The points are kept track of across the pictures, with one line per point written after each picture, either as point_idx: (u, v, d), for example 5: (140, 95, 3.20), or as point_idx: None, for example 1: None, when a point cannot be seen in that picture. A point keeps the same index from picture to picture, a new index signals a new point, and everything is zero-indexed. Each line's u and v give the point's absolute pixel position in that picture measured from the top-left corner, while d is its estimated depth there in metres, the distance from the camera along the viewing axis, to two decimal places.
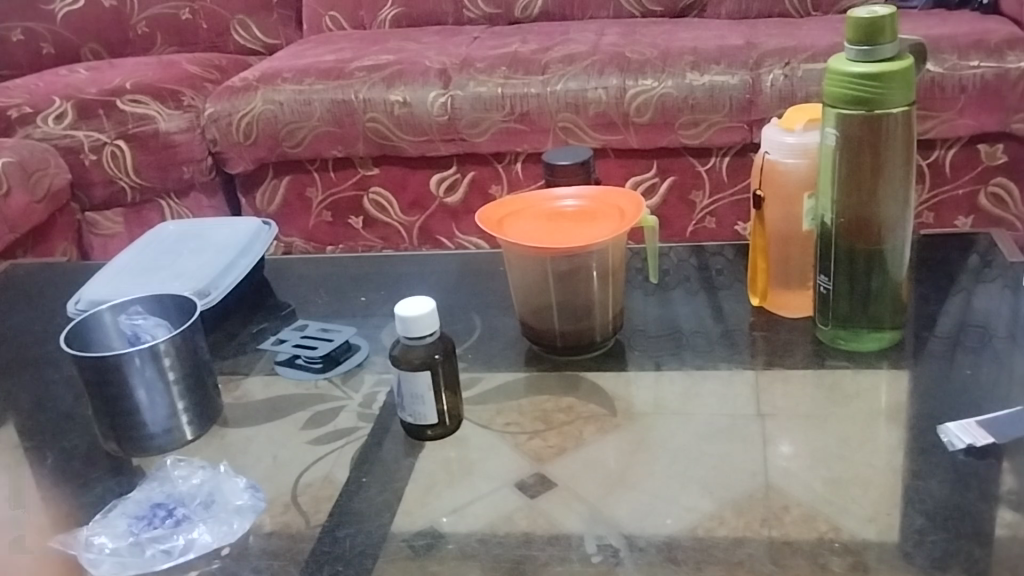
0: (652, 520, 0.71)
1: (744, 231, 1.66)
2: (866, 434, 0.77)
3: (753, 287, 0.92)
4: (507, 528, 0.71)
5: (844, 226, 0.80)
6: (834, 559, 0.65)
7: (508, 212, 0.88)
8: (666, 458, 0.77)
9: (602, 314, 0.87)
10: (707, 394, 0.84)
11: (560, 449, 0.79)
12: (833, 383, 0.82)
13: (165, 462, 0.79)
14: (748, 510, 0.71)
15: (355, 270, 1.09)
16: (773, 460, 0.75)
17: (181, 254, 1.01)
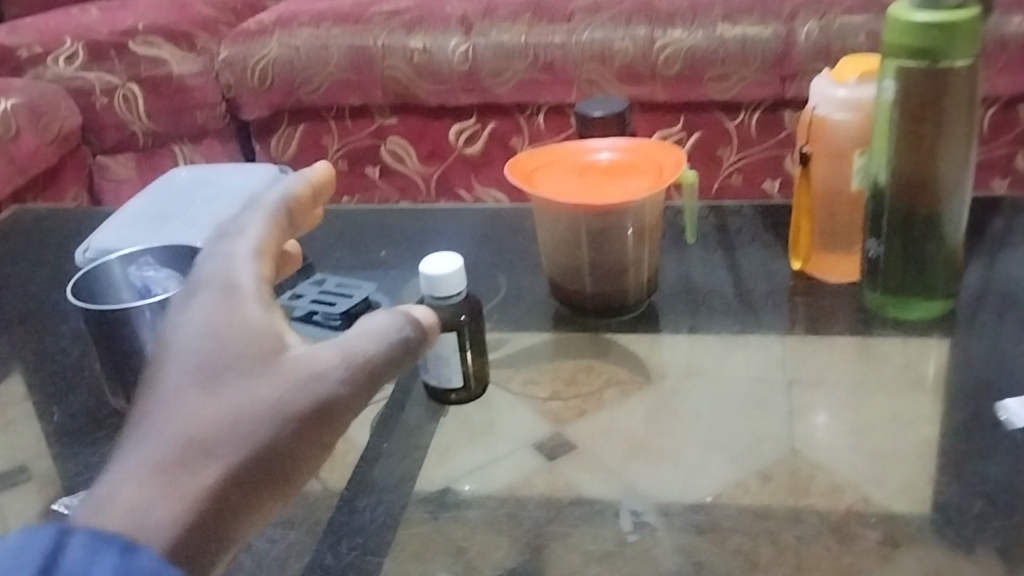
0: (678, 486, 0.69)
1: (771, 190, 1.59)
2: (895, 401, 0.74)
3: (794, 250, 0.87)
4: (526, 491, 0.69)
5: (898, 187, 0.75)
6: (867, 532, 0.64)
7: (538, 164, 0.84)
8: (690, 421, 0.75)
9: (636, 276, 0.83)
10: (735, 356, 0.81)
11: (580, 410, 0.77)
12: (869, 348, 0.79)
13: None
14: (774, 477, 0.69)
15: (373, 222, 1.05)
16: (803, 430, 0.73)
17: (194, 202, 0.95)
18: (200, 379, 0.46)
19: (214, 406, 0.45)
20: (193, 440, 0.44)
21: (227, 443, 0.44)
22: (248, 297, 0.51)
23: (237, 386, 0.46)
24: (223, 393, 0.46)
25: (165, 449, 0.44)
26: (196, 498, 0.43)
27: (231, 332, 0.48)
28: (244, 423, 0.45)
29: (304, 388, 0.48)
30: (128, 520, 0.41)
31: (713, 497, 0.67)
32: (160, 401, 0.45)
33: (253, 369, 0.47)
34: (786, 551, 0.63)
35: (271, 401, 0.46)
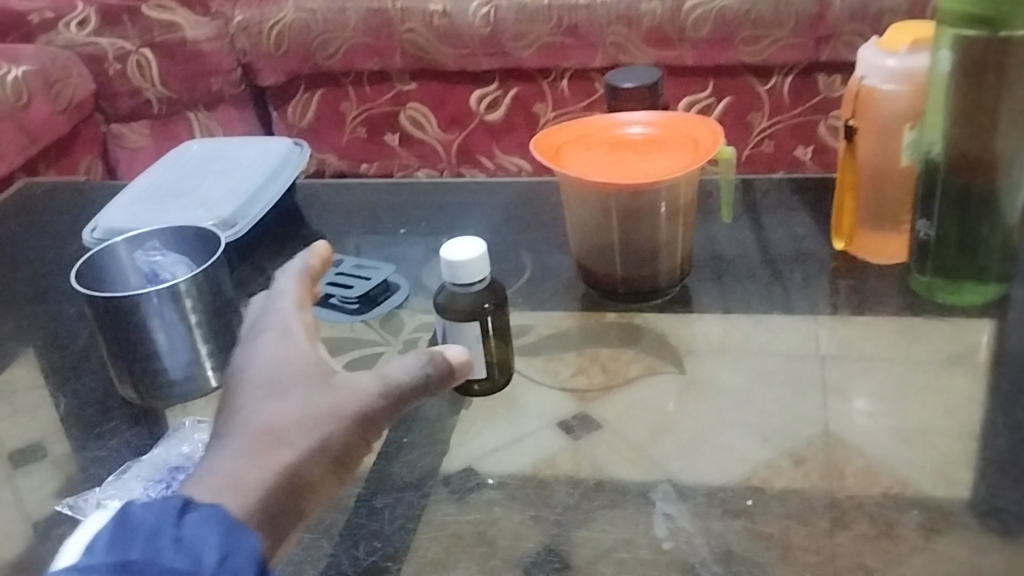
0: (706, 464, 0.66)
1: (804, 157, 1.53)
2: (929, 382, 0.71)
3: (837, 229, 0.83)
4: (550, 471, 0.67)
5: (954, 165, 0.70)
6: (914, 534, 0.60)
7: (566, 140, 0.79)
8: (719, 400, 0.72)
9: (669, 258, 0.79)
10: (764, 335, 0.78)
11: (605, 388, 0.74)
12: (911, 328, 0.76)
13: (183, 423, 0.70)
14: (808, 459, 0.66)
15: (390, 197, 1.01)
16: (843, 415, 0.70)
17: (205, 178, 0.92)
18: (268, 389, 0.53)
19: (284, 408, 0.52)
20: (267, 434, 0.50)
21: (294, 435, 0.50)
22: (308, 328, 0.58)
23: (301, 396, 0.53)
24: (286, 400, 0.52)
25: (244, 442, 0.50)
26: (274, 476, 0.49)
27: (292, 358, 0.55)
28: (305, 423, 0.51)
29: (355, 397, 0.53)
30: (212, 493, 0.47)
31: (752, 500, 0.63)
32: (240, 407, 0.52)
33: (313, 384, 0.53)
34: (836, 557, 0.58)
35: (327, 408, 0.52)
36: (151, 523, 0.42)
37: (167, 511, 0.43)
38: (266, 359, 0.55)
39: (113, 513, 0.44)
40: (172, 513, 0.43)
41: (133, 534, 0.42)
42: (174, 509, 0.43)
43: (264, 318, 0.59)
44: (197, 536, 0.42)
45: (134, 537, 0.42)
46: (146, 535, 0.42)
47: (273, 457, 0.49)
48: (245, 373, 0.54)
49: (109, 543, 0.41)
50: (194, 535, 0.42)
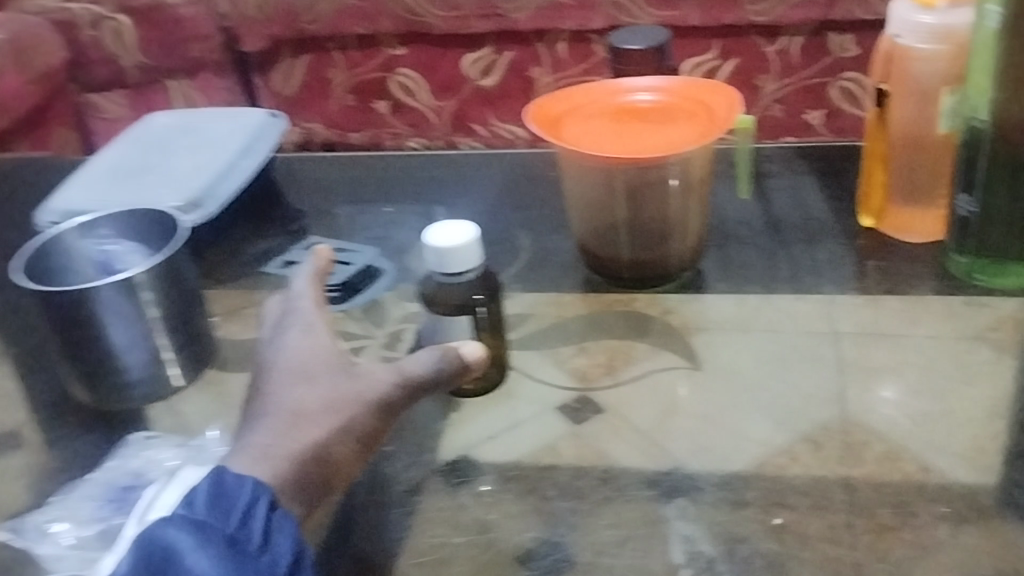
0: (715, 452, 0.61)
1: (816, 121, 1.29)
2: (961, 365, 0.65)
3: (867, 205, 0.77)
4: (551, 460, 0.62)
5: (1002, 130, 0.63)
6: (963, 558, 0.53)
7: (566, 109, 0.71)
8: (727, 384, 0.66)
9: (680, 240, 0.72)
10: (782, 320, 0.71)
11: (609, 368, 0.69)
12: (943, 310, 0.69)
13: (132, 438, 0.63)
14: (825, 445, 0.61)
15: (375, 171, 0.94)
16: (871, 406, 0.63)
17: (171, 153, 0.84)
18: (298, 375, 0.55)
19: (312, 390, 0.54)
20: (297, 412, 0.53)
21: (320, 415, 0.53)
22: (320, 335, 0.57)
23: (326, 382, 0.54)
24: (317, 382, 0.54)
25: (275, 419, 0.52)
26: (304, 450, 0.51)
27: (310, 353, 0.56)
28: (330, 405, 0.53)
29: (373, 386, 0.55)
30: (255, 461, 0.49)
31: (781, 519, 0.56)
32: (270, 397, 0.54)
33: (334, 374, 0.55)
34: None
35: (351, 392, 0.54)
36: (247, 500, 0.46)
37: (257, 494, 0.47)
38: (290, 354, 0.56)
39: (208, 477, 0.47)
40: (264, 498, 0.47)
41: (230, 506, 0.46)
42: (265, 496, 0.47)
43: (287, 316, 0.60)
44: (281, 528, 0.46)
45: (231, 509, 0.45)
46: (243, 513, 0.46)
47: (303, 429, 0.52)
48: (275, 359, 0.56)
49: (213, 504, 0.45)
50: (278, 525, 0.46)
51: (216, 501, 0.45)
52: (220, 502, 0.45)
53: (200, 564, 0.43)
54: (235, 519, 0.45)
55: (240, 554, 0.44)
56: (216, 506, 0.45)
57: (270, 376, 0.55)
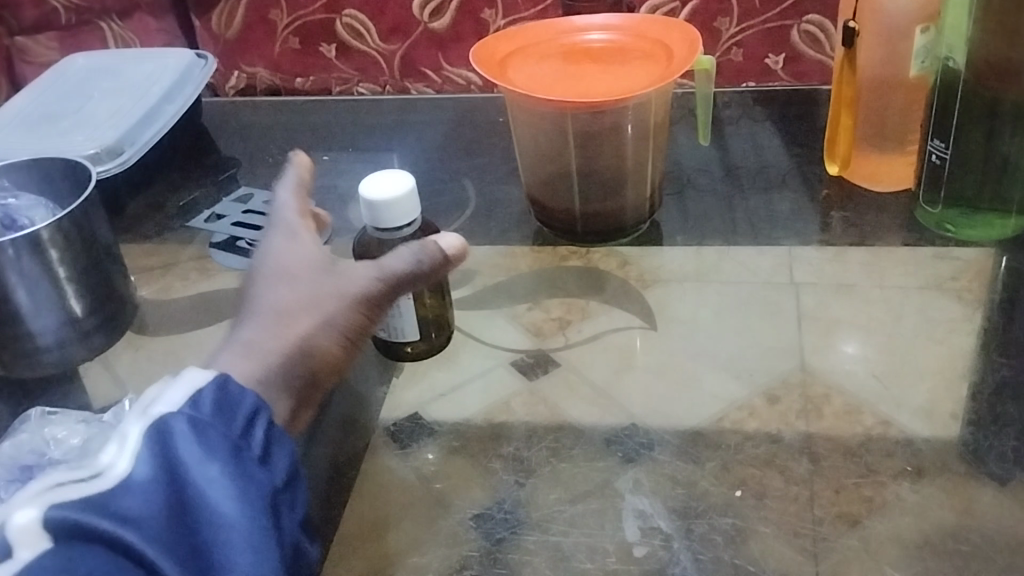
0: (672, 410, 0.58)
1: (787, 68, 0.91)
2: (932, 316, 0.62)
3: (832, 151, 0.72)
4: (499, 421, 0.58)
5: (980, 74, 0.59)
6: (929, 525, 0.50)
7: (513, 50, 0.66)
8: (687, 338, 0.63)
9: (636, 190, 0.68)
10: (743, 271, 0.67)
11: (563, 323, 0.65)
12: (910, 261, 0.66)
13: (30, 414, 0.57)
14: (784, 398, 0.57)
15: (314, 118, 0.89)
16: (834, 362, 0.60)
17: (88, 97, 0.78)
18: (280, 277, 0.51)
19: (293, 290, 0.50)
20: (280, 312, 0.49)
21: (303, 313, 0.49)
22: (301, 240, 0.54)
23: (307, 282, 0.51)
24: (297, 283, 0.51)
25: (256, 320, 0.49)
26: (286, 346, 0.48)
27: (291, 256, 0.52)
28: (311, 304, 0.49)
29: (353, 281, 0.50)
30: (234, 360, 0.46)
31: (742, 492, 0.52)
32: (254, 301, 0.51)
33: (315, 274, 0.51)
34: (851, 567, 0.48)
35: (332, 290, 0.50)
36: (248, 410, 0.42)
37: (260, 403, 0.43)
38: (273, 257, 0.53)
39: (209, 376, 0.43)
40: (266, 408, 0.43)
41: (234, 415, 0.42)
42: (267, 408, 0.43)
43: (271, 226, 0.56)
44: (281, 442, 0.43)
45: (233, 415, 0.42)
46: (247, 424, 0.42)
47: (287, 329, 0.48)
48: (260, 263, 0.53)
49: (217, 409, 0.41)
50: (280, 440, 0.43)
51: (221, 407, 0.42)
52: (224, 410, 0.42)
53: (211, 474, 0.39)
54: (239, 430, 0.41)
55: (245, 466, 0.40)
56: (221, 414, 0.41)
57: (254, 280, 0.52)
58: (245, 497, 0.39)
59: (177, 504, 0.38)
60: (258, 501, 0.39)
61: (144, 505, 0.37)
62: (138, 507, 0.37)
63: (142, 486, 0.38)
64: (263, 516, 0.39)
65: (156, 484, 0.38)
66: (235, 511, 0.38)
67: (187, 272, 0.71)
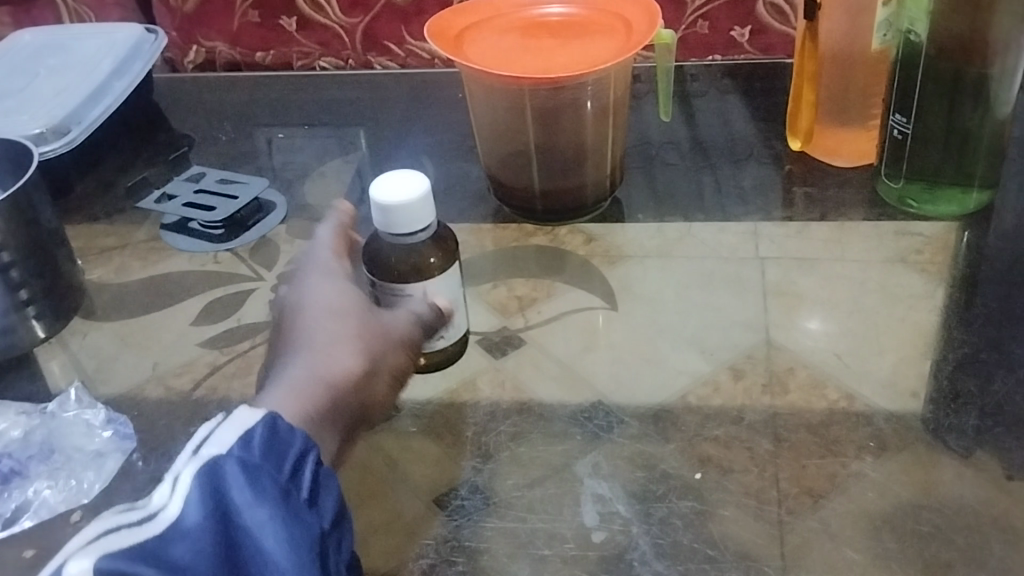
0: (635, 388, 0.57)
1: (755, 43, 0.88)
2: (898, 292, 0.61)
3: (794, 126, 0.71)
4: (458, 403, 0.57)
5: (940, 47, 0.58)
6: (887, 503, 0.49)
7: (468, 24, 0.65)
8: (650, 316, 0.62)
9: (596, 167, 0.66)
10: (708, 247, 0.67)
11: (524, 303, 0.64)
12: (874, 236, 0.65)
13: None
14: (748, 374, 0.57)
15: (268, 93, 0.87)
16: (797, 339, 0.59)
17: (34, 75, 0.76)
18: (329, 311, 0.51)
19: (341, 323, 0.51)
20: (327, 345, 0.49)
21: (352, 345, 0.49)
22: (343, 281, 0.54)
23: (355, 318, 0.51)
24: (346, 318, 0.51)
25: (308, 353, 0.49)
26: (341, 381, 0.48)
27: (335, 293, 0.53)
28: (360, 339, 0.50)
29: (395, 325, 0.52)
30: (292, 392, 0.46)
31: (702, 474, 0.51)
32: (302, 334, 0.50)
33: (361, 311, 0.52)
34: (809, 549, 0.48)
35: (378, 328, 0.51)
36: (300, 451, 0.41)
37: (308, 444, 0.42)
38: (317, 293, 0.53)
39: (259, 414, 0.41)
40: (314, 448, 0.42)
41: (285, 456, 0.40)
42: (316, 448, 0.42)
43: (307, 265, 0.56)
44: (328, 484, 0.42)
45: (285, 456, 0.40)
46: (296, 463, 0.40)
47: (335, 361, 0.48)
48: (301, 300, 0.53)
49: (268, 451, 0.40)
50: (325, 481, 0.41)
51: (271, 448, 0.40)
52: (273, 449, 0.40)
53: (261, 521, 0.37)
54: (287, 470, 0.40)
55: (294, 510, 0.39)
56: (270, 455, 0.40)
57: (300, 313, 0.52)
58: (295, 544, 0.38)
59: (227, 550, 0.37)
60: (307, 546, 0.38)
61: (194, 553, 0.36)
62: (190, 554, 0.36)
63: (191, 534, 0.36)
64: (314, 563, 0.38)
65: (206, 530, 0.37)
66: (287, 559, 0.37)
67: (137, 256, 0.69)
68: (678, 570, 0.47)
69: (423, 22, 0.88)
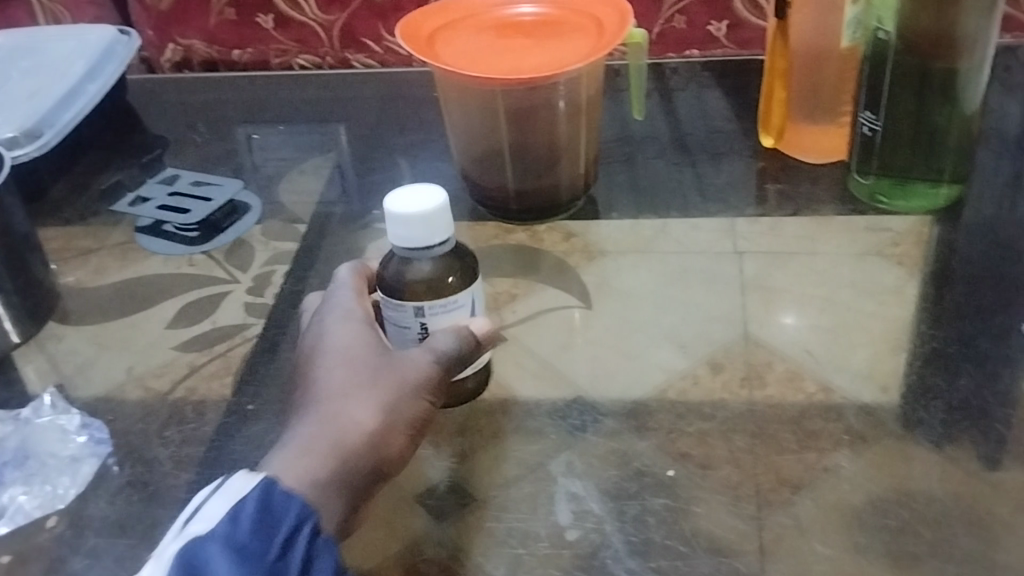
0: (613, 383, 0.57)
1: (731, 37, 0.88)
2: (870, 287, 0.62)
3: (766, 123, 0.72)
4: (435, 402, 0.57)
5: (908, 43, 0.59)
6: (857, 496, 0.50)
7: (441, 25, 0.65)
8: (627, 312, 0.62)
9: (570, 165, 0.67)
10: (683, 244, 0.67)
11: (501, 300, 0.64)
12: (847, 231, 0.66)
13: None
14: (726, 367, 0.58)
15: (245, 94, 0.87)
16: (772, 333, 0.60)
17: (6, 78, 0.75)
18: (341, 365, 0.49)
19: (351, 380, 0.49)
20: (335, 405, 0.48)
21: (361, 408, 0.47)
22: (360, 323, 0.52)
23: (368, 371, 0.49)
24: (357, 374, 0.49)
25: (315, 422, 0.47)
26: (348, 452, 0.46)
27: (349, 342, 0.50)
28: (371, 398, 0.48)
29: (414, 369, 0.49)
30: (292, 472, 0.45)
31: (675, 471, 0.52)
32: (313, 396, 0.49)
33: (376, 361, 0.49)
34: (779, 545, 0.48)
35: (392, 379, 0.48)
36: (289, 524, 0.43)
37: (305, 512, 0.43)
38: (331, 342, 0.51)
39: (253, 487, 0.44)
40: (312, 518, 0.43)
41: (276, 529, 0.42)
42: (313, 516, 0.43)
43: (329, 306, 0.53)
44: (326, 554, 0.42)
45: (274, 530, 0.42)
46: (287, 538, 0.42)
47: (341, 421, 0.47)
48: (315, 351, 0.51)
49: (255, 526, 0.42)
50: (325, 549, 0.43)
51: (260, 521, 0.42)
52: (264, 521, 0.42)
53: None
54: (278, 544, 0.42)
55: None
56: (260, 529, 0.42)
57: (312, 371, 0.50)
58: None
59: None
60: None
61: None
62: None
63: None
64: None
65: None
66: None
67: (112, 257, 0.69)
68: (651, 568, 0.48)
69: (401, 18, 0.88)
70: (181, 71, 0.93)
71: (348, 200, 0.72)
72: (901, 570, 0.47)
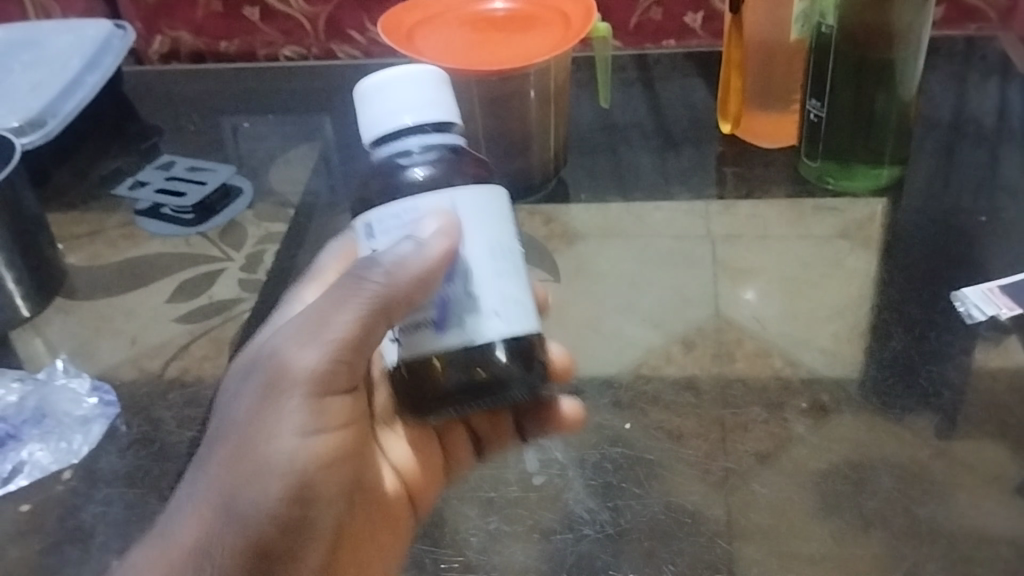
0: (586, 355, 0.62)
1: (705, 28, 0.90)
2: (825, 263, 0.67)
3: (723, 110, 0.77)
4: None
5: (847, 35, 0.64)
6: (800, 447, 0.55)
7: (418, 21, 0.70)
8: (602, 291, 0.67)
9: (541, 151, 0.72)
10: (650, 224, 0.72)
11: None
12: (800, 211, 0.71)
13: None
14: (698, 343, 0.62)
15: (235, 85, 0.91)
16: (735, 308, 0.65)
17: (11, 70, 0.80)
18: (205, 441, 0.46)
19: (204, 460, 0.45)
20: (183, 510, 0.45)
21: (202, 496, 0.45)
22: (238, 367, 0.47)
23: (223, 436, 0.45)
24: (212, 446, 0.45)
25: (165, 525, 0.46)
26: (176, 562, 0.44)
27: (225, 397, 0.47)
28: (214, 478, 0.44)
29: (266, 413, 0.44)
30: None
31: (632, 425, 0.57)
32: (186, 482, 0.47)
33: (231, 417, 0.45)
34: (723, 486, 0.54)
35: (237, 443, 0.44)
36: None
37: None
38: (215, 406, 0.47)
39: None
40: None
41: None
42: None
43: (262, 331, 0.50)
44: None
45: None
46: None
47: (178, 524, 0.45)
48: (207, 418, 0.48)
49: None
50: None
51: None
52: None
53: None
54: None
55: None
56: None
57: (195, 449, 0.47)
58: None
59: None
60: None
61: None
62: None
63: None
64: None
65: None
66: None
67: (114, 239, 0.74)
68: (611, 507, 0.53)
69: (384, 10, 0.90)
70: (169, 62, 0.95)
71: (334, 184, 0.77)
72: (833, 506, 0.52)
